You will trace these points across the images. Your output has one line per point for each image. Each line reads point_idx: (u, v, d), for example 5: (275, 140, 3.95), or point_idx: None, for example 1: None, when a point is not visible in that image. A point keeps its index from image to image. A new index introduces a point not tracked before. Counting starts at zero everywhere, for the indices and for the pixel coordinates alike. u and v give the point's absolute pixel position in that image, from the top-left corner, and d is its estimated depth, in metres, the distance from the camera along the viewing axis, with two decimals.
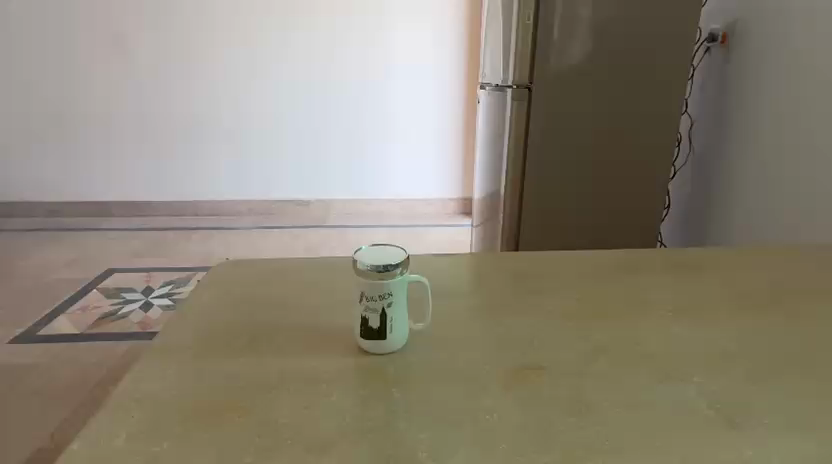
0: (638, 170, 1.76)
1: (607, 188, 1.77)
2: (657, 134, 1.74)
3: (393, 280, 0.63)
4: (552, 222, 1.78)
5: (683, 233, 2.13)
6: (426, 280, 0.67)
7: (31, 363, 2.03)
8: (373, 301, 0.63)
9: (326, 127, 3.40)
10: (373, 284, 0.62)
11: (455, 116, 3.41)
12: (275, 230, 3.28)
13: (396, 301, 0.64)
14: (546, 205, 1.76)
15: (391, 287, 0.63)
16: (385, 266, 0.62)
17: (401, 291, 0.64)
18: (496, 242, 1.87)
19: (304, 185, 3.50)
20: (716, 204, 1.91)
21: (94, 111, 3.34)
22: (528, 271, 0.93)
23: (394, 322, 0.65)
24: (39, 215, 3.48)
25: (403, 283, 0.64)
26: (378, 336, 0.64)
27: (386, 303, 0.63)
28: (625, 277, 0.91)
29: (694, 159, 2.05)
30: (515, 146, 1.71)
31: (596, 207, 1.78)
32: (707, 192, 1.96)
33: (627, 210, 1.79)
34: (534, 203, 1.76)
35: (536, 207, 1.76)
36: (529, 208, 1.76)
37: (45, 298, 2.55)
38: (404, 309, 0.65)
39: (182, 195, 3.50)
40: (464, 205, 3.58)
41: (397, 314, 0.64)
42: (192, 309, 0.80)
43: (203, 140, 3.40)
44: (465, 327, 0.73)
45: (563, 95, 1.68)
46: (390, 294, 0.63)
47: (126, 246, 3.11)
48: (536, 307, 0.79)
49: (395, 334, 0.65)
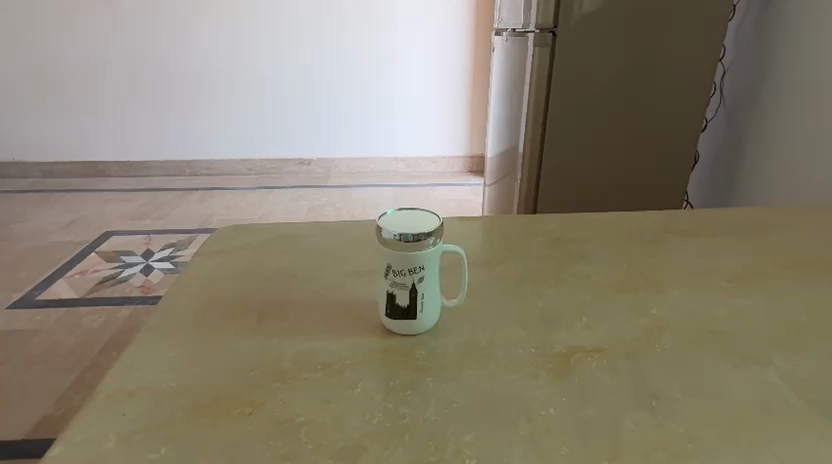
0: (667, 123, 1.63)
1: (632, 148, 1.65)
2: (689, 88, 1.60)
3: (424, 251, 0.53)
4: (573, 185, 1.67)
5: (708, 191, 2.03)
6: (461, 250, 0.58)
7: (31, 328, 1.97)
8: (402, 276, 0.54)
9: (327, 83, 3.23)
10: (401, 257, 0.53)
11: (461, 71, 3.23)
12: (276, 191, 3.17)
13: (429, 276, 0.55)
14: (567, 167, 1.65)
15: (422, 259, 0.54)
16: (415, 236, 0.53)
17: (435, 265, 0.55)
18: (513, 203, 1.77)
19: (305, 144, 3.37)
20: (747, 161, 1.79)
21: (82, 66, 3.16)
22: (563, 235, 0.83)
23: (425, 300, 0.56)
24: (32, 176, 3.36)
25: (436, 254, 0.55)
26: (407, 315, 0.56)
27: (417, 277, 0.54)
28: (674, 242, 0.81)
29: (725, 111, 1.91)
30: (536, 102, 1.59)
31: (620, 169, 1.66)
32: (737, 148, 1.84)
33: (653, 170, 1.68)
34: (555, 165, 1.64)
35: (557, 169, 1.65)
36: (550, 167, 1.64)
37: (43, 262, 2.47)
38: (436, 285, 0.56)
39: (179, 155, 3.37)
40: (471, 164, 3.45)
41: (429, 291, 0.55)
42: (190, 282, 0.70)
43: (198, 96, 3.23)
44: (503, 300, 0.64)
45: (589, 46, 1.54)
46: (422, 268, 0.54)
47: (124, 207, 3.01)
48: (580, 277, 0.70)
49: (426, 312, 0.56)
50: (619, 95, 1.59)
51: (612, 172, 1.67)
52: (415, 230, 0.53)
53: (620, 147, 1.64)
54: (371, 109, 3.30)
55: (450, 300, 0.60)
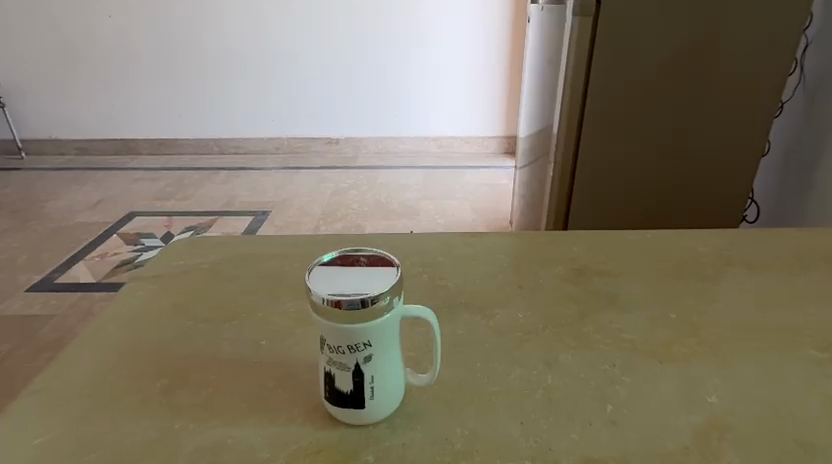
0: (755, 122, 1.19)
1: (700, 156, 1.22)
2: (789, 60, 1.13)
3: (371, 323, 0.37)
4: (617, 191, 1.25)
5: (765, 188, 1.63)
6: (432, 313, 0.41)
7: (45, 314, 1.86)
8: (341, 353, 0.38)
9: (355, 57, 2.96)
10: (338, 330, 0.38)
11: (499, 42, 2.92)
12: (303, 171, 2.98)
13: (379, 353, 0.39)
14: (612, 168, 1.23)
15: (369, 333, 0.38)
16: (359, 301, 0.37)
17: (389, 338, 0.39)
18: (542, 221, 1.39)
19: (334, 121, 3.12)
20: (818, 162, 1.39)
21: (101, 35, 2.96)
22: (592, 266, 0.64)
23: (376, 384, 0.40)
24: (69, 153, 3.22)
25: (391, 324, 0.39)
26: (352, 403, 0.40)
27: (362, 356, 0.38)
28: (741, 277, 0.61)
29: (803, 92, 1.46)
30: (574, 80, 1.16)
31: (684, 170, 1.23)
32: (808, 144, 1.43)
33: (730, 186, 1.25)
34: (593, 181, 1.24)
35: (597, 182, 1.25)
36: (588, 182, 1.24)
37: (64, 242, 2.35)
38: (394, 362, 0.40)
39: (202, 134, 3.17)
40: (507, 144, 3.16)
41: (380, 374, 0.39)
42: (109, 322, 0.56)
43: (225, 70, 3.00)
44: (499, 370, 0.47)
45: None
46: (369, 344, 0.38)
47: (152, 186, 2.85)
48: (607, 334, 0.52)
49: (378, 400, 0.40)
50: (685, 89, 1.16)
51: (672, 174, 1.24)
52: (360, 291, 0.37)
53: (682, 159, 1.22)
54: (402, 84, 3.03)
55: (420, 375, 0.44)
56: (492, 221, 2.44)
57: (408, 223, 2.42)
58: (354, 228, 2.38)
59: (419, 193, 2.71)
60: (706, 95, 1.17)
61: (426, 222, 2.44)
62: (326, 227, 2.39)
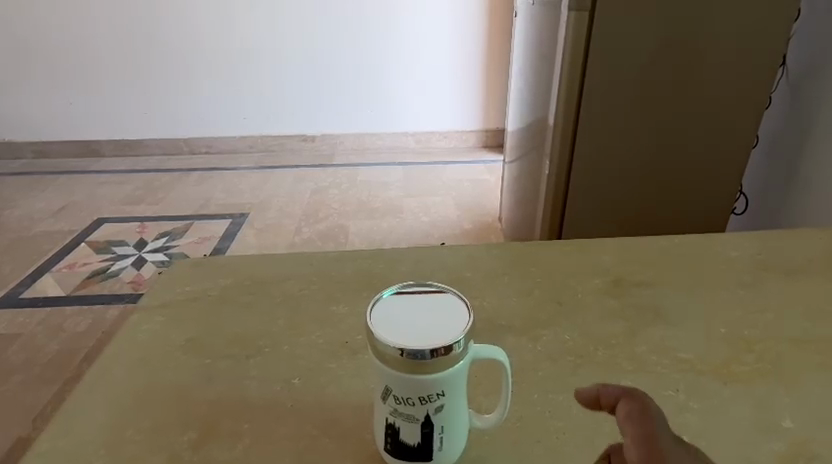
0: (747, 118, 1.18)
1: (692, 154, 1.21)
2: (780, 55, 1.12)
3: (445, 373, 0.35)
4: (612, 189, 1.23)
5: (747, 183, 1.54)
6: (506, 356, 0.38)
7: (12, 333, 1.72)
8: (411, 404, 0.36)
9: (329, 50, 2.86)
10: (408, 381, 0.35)
11: (476, 34, 2.86)
12: (279, 171, 2.86)
13: (450, 402, 0.36)
14: (606, 167, 1.21)
15: (443, 382, 0.35)
16: (430, 351, 0.34)
17: (461, 386, 0.37)
18: (536, 220, 1.35)
19: (310, 116, 3.01)
20: (805, 158, 1.31)
21: (59, 29, 2.77)
22: (629, 275, 0.61)
23: (446, 433, 0.37)
24: (25, 157, 3.02)
25: (464, 371, 0.36)
26: (418, 455, 0.37)
27: (433, 407, 0.36)
28: (784, 283, 0.59)
29: (788, 84, 1.37)
30: (570, 76, 1.13)
31: (681, 162, 1.21)
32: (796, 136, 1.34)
33: (721, 184, 1.24)
34: (588, 180, 1.22)
35: (592, 181, 1.22)
36: (582, 182, 1.22)
37: (27, 253, 2.19)
38: (464, 409, 0.38)
39: (170, 133, 3.01)
40: (488, 138, 3.10)
41: (451, 422, 0.37)
42: (112, 365, 0.49)
43: (192, 66, 2.86)
44: (559, 400, 0.44)
45: None
46: (442, 394, 0.36)
47: (120, 190, 2.69)
48: (662, 354, 0.49)
49: (447, 451, 0.38)
50: (678, 86, 1.14)
51: (664, 173, 1.22)
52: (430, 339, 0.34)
53: (675, 157, 1.21)
54: (380, 78, 2.94)
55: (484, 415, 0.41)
56: (478, 218, 2.41)
57: (394, 222, 2.37)
58: (338, 228, 2.31)
59: (401, 191, 2.65)
60: (702, 87, 1.15)
61: (411, 220, 2.39)
62: (309, 228, 2.31)
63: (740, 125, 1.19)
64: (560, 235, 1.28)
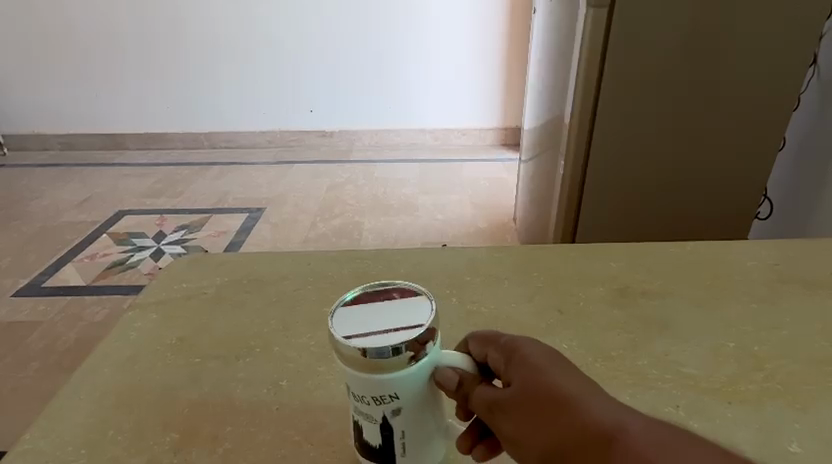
0: (773, 120, 1.13)
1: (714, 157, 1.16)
2: (810, 54, 1.07)
3: (400, 374, 0.35)
4: (628, 191, 1.19)
5: (772, 187, 1.49)
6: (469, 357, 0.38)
7: (34, 320, 1.76)
8: (368, 403, 0.36)
9: (349, 46, 2.85)
10: (365, 381, 0.35)
11: (497, 29, 2.81)
12: (296, 166, 2.88)
13: (408, 406, 0.36)
14: (622, 169, 1.17)
15: (396, 385, 0.35)
16: (391, 348, 0.34)
17: (419, 391, 0.36)
18: (550, 221, 1.33)
19: (328, 112, 3.01)
20: None
21: (86, 23, 2.83)
22: (634, 283, 0.59)
23: (407, 438, 0.37)
24: (53, 148, 3.10)
25: (421, 376, 0.36)
26: (382, 457, 0.38)
27: (390, 409, 0.36)
28: (799, 296, 0.56)
29: (819, 83, 1.30)
30: (586, 74, 1.09)
31: (701, 165, 1.17)
32: (825, 141, 1.28)
33: (743, 188, 1.19)
34: (603, 181, 1.18)
35: (606, 183, 1.19)
36: (597, 183, 1.19)
37: (51, 243, 2.24)
38: (428, 414, 0.38)
39: (191, 127, 3.05)
40: (506, 136, 3.06)
41: (411, 427, 0.37)
42: (103, 362, 0.49)
43: (214, 61, 2.89)
44: None
45: None
46: (397, 397, 0.36)
47: (141, 182, 2.74)
48: (665, 369, 0.47)
49: (410, 456, 0.38)
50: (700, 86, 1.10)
51: (683, 176, 1.18)
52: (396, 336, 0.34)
53: (694, 160, 1.17)
54: (399, 73, 2.92)
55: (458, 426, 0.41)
56: (494, 217, 2.38)
57: (408, 219, 2.36)
58: (353, 225, 2.31)
59: (416, 188, 2.64)
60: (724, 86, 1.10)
61: (425, 218, 2.37)
62: (323, 224, 2.32)
63: (766, 128, 1.14)
64: (573, 237, 1.25)
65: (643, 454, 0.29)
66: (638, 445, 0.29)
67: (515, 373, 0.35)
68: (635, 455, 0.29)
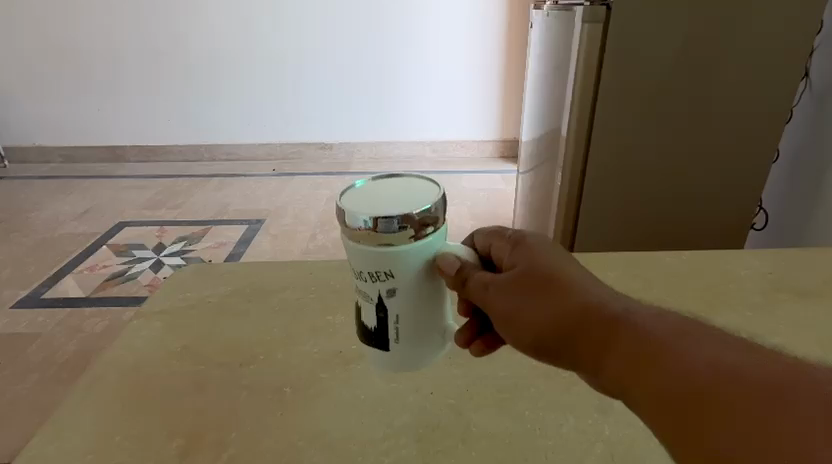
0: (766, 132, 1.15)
1: (710, 168, 1.18)
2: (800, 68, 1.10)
3: (399, 250, 0.37)
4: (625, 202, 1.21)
5: (766, 198, 1.51)
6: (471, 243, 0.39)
7: (33, 332, 1.76)
8: (365, 281, 0.38)
9: (348, 60, 2.89)
10: (364, 258, 0.37)
11: (495, 44, 2.85)
12: (296, 178, 2.90)
13: (402, 286, 0.38)
14: (619, 180, 1.19)
15: (392, 264, 0.37)
16: (399, 220, 0.35)
17: (414, 273, 0.38)
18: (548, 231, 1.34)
19: (328, 124, 3.04)
20: (827, 174, 1.27)
21: (89, 39, 2.87)
22: (631, 292, 0.60)
23: (402, 322, 0.40)
24: (53, 161, 3.13)
25: (416, 258, 0.38)
26: (379, 339, 0.41)
27: (385, 288, 0.38)
28: (791, 304, 0.57)
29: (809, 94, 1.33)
30: (583, 87, 1.12)
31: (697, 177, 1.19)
32: (818, 153, 1.30)
33: (738, 199, 1.21)
34: (600, 192, 1.20)
35: (603, 194, 1.20)
36: (595, 194, 1.20)
37: (51, 254, 2.25)
38: (422, 300, 0.40)
39: (191, 140, 3.07)
40: (505, 148, 3.09)
41: (405, 309, 0.40)
42: (109, 370, 0.50)
43: (215, 75, 2.93)
44: (553, 421, 0.43)
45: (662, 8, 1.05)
46: (393, 275, 0.38)
47: (141, 194, 2.76)
48: None
49: (403, 339, 0.41)
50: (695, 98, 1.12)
51: (679, 187, 1.20)
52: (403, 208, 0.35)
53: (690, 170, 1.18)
54: (399, 86, 2.95)
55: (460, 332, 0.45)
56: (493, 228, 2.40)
57: None
58: None
59: None
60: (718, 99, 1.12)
61: None
62: (323, 235, 2.33)
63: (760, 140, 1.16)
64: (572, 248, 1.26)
65: (643, 327, 0.34)
66: (639, 322, 0.34)
67: (520, 257, 0.40)
68: (635, 327, 0.34)
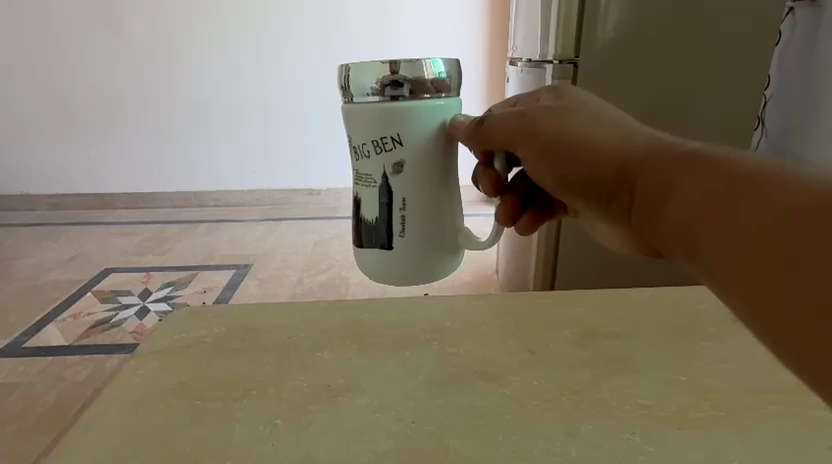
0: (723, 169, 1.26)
1: None
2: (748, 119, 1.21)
3: (406, 117, 0.52)
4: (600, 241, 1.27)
5: None
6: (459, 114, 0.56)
7: (13, 381, 1.73)
8: (379, 152, 0.54)
9: (337, 115, 3.00)
10: (382, 128, 0.52)
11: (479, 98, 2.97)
12: (284, 223, 2.94)
13: (408, 159, 0.54)
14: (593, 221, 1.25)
15: (404, 136, 0.53)
16: (414, 78, 0.51)
17: (418, 149, 0.54)
18: (529, 272, 1.39)
19: (317, 172, 3.10)
20: None
21: (85, 94, 2.98)
22: (598, 325, 0.65)
23: (406, 195, 0.56)
24: (40, 209, 3.14)
25: (419, 135, 0.53)
26: (387, 212, 0.56)
27: (396, 162, 0.54)
28: (739, 335, 0.63)
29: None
30: None
31: None
32: None
33: None
34: (576, 232, 1.26)
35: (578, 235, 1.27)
36: (570, 235, 1.27)
37: (35, 301, 2.23)
38: (421, 180, 0.55)
39: (182, 187, 3.13)
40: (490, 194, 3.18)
41: (409, 183, 0.55)
42: (109, 405, 0.53)
43: (207, 127, 3.02)
44: (524, 444, 0.47)
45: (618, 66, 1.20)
46: (401, 144, 0.53)
47: (129, 240, 2.77)
48: (624, 401, 0.52)
49: (408, 211, 0.56)
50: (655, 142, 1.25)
51: None
52: (421, 69, 0.51)
53: None
54: None
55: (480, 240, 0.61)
56: (479, 271, 2.43)
57: None
58: (340, 279, 2.34)
59: None
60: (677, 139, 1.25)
61: None
62: (310, 279, 2.35)
63: None
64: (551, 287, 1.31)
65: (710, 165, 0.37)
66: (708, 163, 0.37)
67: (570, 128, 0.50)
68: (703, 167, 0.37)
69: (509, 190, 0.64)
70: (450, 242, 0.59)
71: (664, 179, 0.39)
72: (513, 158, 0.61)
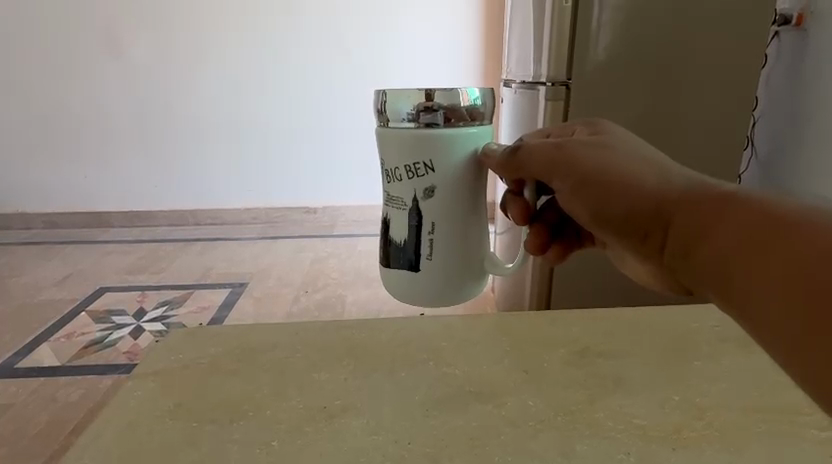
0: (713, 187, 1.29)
1: None
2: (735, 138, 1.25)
3: (438, 145, 0.52)
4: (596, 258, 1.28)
5: None
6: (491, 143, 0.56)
7: (5, 402, 1.71)
8: (411, 178, 0.54)
9: (334, 131, 3.04)
10: (414, 154, 0.52)
11: None
12: (281, 241, 2.94)
13: (439, 186, 0.54)
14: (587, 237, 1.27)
15: (436, 163, 0.53)
16: (449, 104, 0.51)
17: (449, 175, 0.54)
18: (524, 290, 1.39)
19: (314, 189, 3.13)
20: None
21: (84, 113, 3.01)
22: (593, 345, 0.65)
23: (435, 220, 0.55)
24: (36, 227, 3.15)
25: (451, 162, 0.53)
26: (416, 236, 0.56)
27: (427, 187, 0.54)
28: (731, 354, 0.64)
29: (779, 109, 1.36)
30: None
31: None
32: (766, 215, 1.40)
33: None
34: None
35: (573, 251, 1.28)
36: None
37: (29, 320, 2.22)
38: (451, 207, 0.55)
39: (179, 205, 3.14)
40: None
41: (438, 208, 0.55)
42: (106, 427, 0.53)
43: (204, 145, 3.05)
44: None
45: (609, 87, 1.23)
46: (432, 171, 0.53)
47: (125, 259, 2.77)
48: (618, 420, 0.53)
49: (436, 236, 0.56)
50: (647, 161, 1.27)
51: None
52: (458, 96, 0.51)
53: None
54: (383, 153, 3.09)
55: (504, 266, 0.61)
56: None
57: None
58: (336, 297, 2.34)
59: None
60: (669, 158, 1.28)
61: None
62: (307, 297, 2.35)
63: None
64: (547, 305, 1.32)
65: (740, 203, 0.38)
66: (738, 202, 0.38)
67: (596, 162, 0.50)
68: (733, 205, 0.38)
69: (537, 220, 0.63)
70: (479, 268, 0.59)
71: (698, 216, 0.40)
72: (542, 187, 0.59)
